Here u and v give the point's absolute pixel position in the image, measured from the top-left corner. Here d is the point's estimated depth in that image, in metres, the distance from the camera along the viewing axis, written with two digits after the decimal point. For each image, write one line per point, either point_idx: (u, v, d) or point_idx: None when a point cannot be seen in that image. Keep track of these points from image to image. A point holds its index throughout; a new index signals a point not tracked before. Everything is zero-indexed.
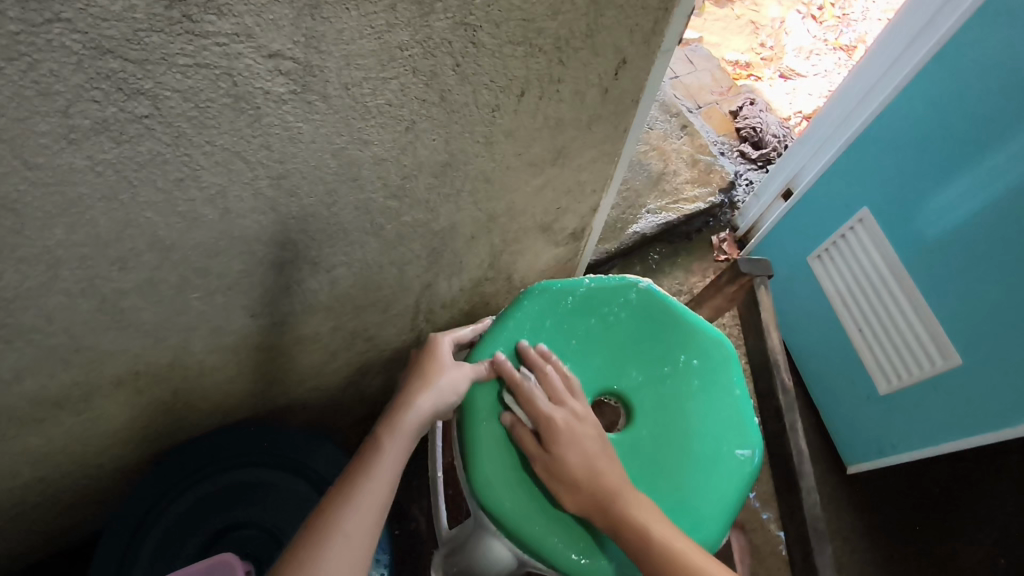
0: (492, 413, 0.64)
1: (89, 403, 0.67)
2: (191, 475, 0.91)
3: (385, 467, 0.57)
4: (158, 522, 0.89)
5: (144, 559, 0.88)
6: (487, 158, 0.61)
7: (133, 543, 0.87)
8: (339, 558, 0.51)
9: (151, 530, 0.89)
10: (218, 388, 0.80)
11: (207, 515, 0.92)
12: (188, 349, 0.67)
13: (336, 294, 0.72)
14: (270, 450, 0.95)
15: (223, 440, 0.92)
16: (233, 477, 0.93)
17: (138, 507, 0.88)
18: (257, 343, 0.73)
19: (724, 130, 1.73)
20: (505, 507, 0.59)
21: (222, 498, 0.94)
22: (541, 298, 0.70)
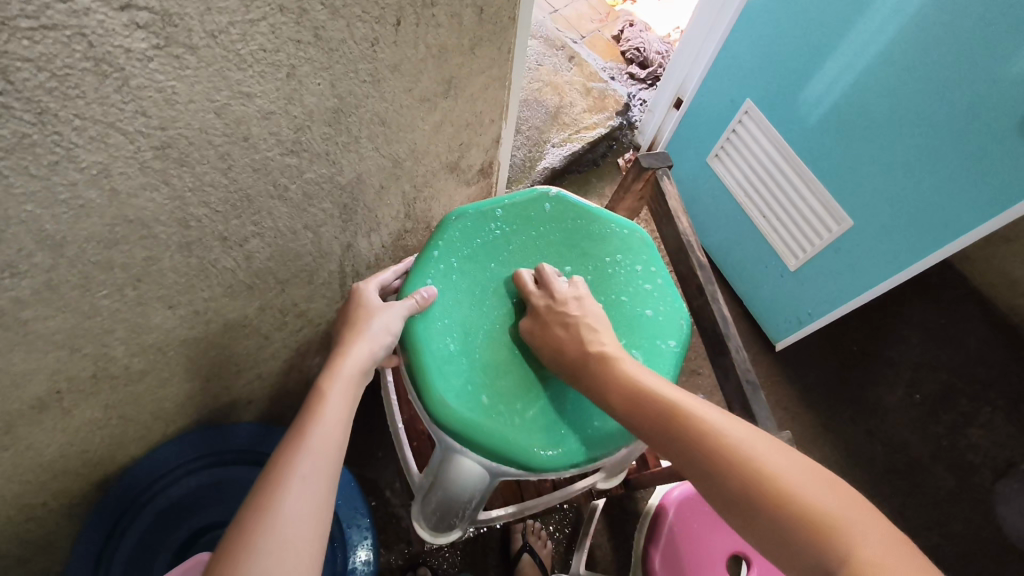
0: (431, 338, 0.65)
1: (13, 434, 0.63)
2: (139, 498, 0.87)
3: (331, 412, 0.58)
4: (118, 550, 0.87)
5: None
6: (379, 98, 0.61)
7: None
8: (298, 499, 0.51)
9: (113, 559, 0.87)
10: (154, 394, 0.77)
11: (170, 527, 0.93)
12: (111, 355, 0.64)
13: (255, 270, 0.70)
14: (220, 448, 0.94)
15: (167, 453, 0.87)
16: (191, 482, 0.93)
17: (91, 545, 0.84)
18: (186, 336, 0.71)
19: (611, 56, 1.76)
20: (462, 421, 0.61)
21: (180, 505, 0.93)
22: (460, 225, 0.71)
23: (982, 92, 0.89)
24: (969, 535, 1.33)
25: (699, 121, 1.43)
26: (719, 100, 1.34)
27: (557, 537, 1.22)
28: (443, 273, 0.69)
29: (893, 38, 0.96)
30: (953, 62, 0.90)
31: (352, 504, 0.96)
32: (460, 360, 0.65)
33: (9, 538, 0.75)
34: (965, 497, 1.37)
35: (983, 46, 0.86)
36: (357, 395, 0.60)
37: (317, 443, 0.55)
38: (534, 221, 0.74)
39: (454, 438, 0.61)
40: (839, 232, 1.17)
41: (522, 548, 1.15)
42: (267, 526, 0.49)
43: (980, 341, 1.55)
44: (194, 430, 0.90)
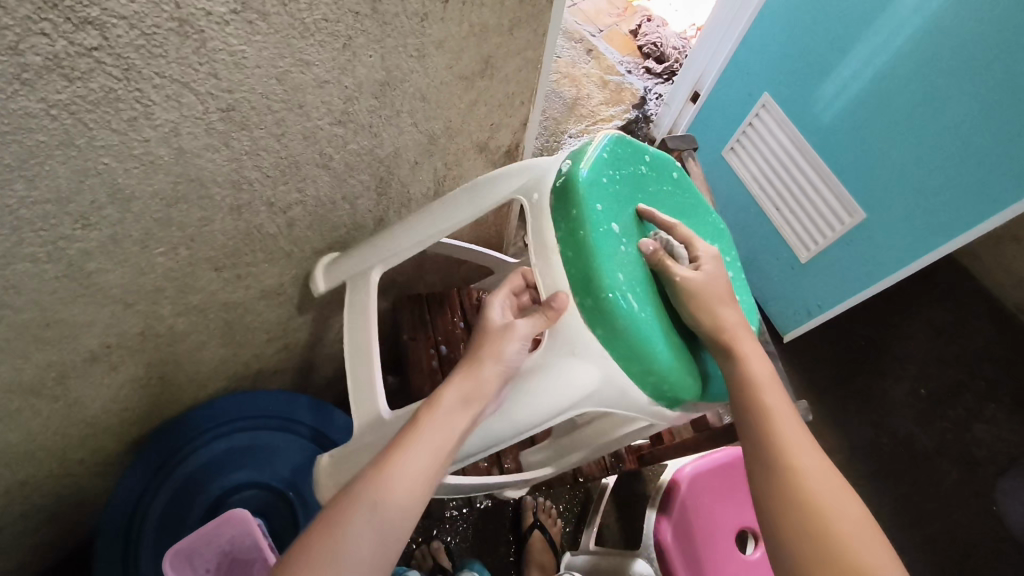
0: (604, 232, 0.61)
1: (66, 384, 0.66)
2: (160, 471, 0.86)
3: (424, 441, 0.55)
4: (146, 525, 0.84)
5: (147, 562, 0.83)
6: (421, 74, 0.64)
7: (129, 551, 0.83)
8: (362, 530, 0.50)
9: (142, 535, 0.84)
10: (193, 356, 0.80)
11: (193, 502, 0.88)
12: (159, 313, 0.67)
13: (295, 237, 0.73)
14: (237, 416, 0.91)
15: (184, 425, 0.87)
16: (211, 454, 0.90)
17: (119, 517, 0.83)
18: (226, 299, 0.74)
19: (628, 50, 1.78)
20: (628, 324, 0.58)
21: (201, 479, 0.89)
22: (623, 147, 0.68)
23: (996, 91, 0.91)
24: (971, 527, 1.36)
25: (714, 115, 1.45)
26: (737, 94, 1.36)
27: (567, 515, 1.26)
28: (611, 177, 0.65)
29: (914, 35, 0.98)
30: (966, 62, 0.93)
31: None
32: (624, 258, 0.62)
33: (50, 488, 0.78)
34: (967, 490, 1.40)
35: (997, 46, 0.89)
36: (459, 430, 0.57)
37: (436, 424, 0.56)
38: (669, 177, 0.73)
39: (612, 335, 0.59)
40: (850, 224, 1.19)
41: (533, 524, 1.18)
42: (332, 551, 0.48)
43: (986, 339, 1.58)
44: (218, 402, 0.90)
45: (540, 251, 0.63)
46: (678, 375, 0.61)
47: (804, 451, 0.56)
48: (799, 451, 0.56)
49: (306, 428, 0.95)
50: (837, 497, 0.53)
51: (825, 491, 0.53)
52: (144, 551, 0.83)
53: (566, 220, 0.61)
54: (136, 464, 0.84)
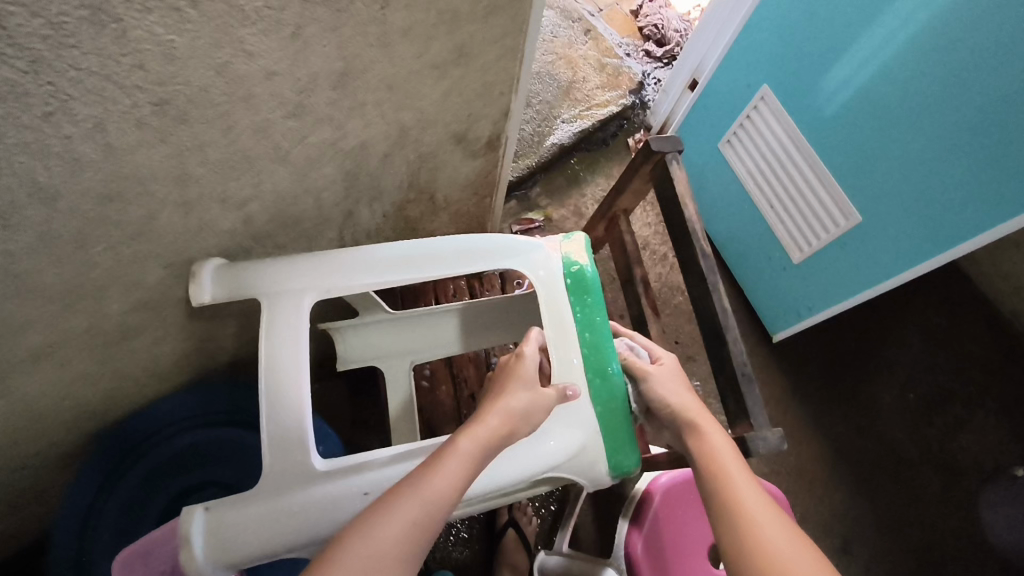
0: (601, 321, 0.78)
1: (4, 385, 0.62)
2: (116, 468, 0.83)
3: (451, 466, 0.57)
4: (102, 521, 0.82)
5: (102, 560, 0.81)
6: (385, 64, 0.59)
7: (83, 548, 0.81)
8: (382, 533, 0.51)
9: (98, 532, 0.82)
10: (149, 352, 0.77)
11: (152, 497, 0.86)
12: (105, 313, 0.63)
13: (253, 233, 0.69)
14: (200, 411, 0.89)
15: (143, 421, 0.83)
16: (173, 449, 0.87)
17: (73, 514, 0.80)
18: (180, 296, 0.70)
19: (628, 32, 1.71)
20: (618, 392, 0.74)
21: (161, 474, 0.87)
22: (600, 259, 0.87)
23: (1004, 93, 0.84)
24: (949, 536, 1.35)
25: (711, 106, 1.38)
26: (734, 85, 1.30)
27: (543, 514, 1.24)
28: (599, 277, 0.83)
29: (908, 33, 0.93)
30: (974, 61, 0.86)
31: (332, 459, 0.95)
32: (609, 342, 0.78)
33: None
34: (949, 500, 1.38)
35: (1008, 45, 0.81)
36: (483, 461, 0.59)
37: (468, 451, 0.59)
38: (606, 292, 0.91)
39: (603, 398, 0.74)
40: (847, 227, 1.14)
41: (507, 523, 1.17)
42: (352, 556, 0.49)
43: (981, 345, 1.54)
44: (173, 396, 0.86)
45: (557, 325, 0.77)
46: (633, 446, 0.74)
47: (746, 494, 0.56)
48: (743, 490, 0.57)
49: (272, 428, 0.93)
50: (776, 532, 0.52)
51: (768, 525, 0.53)
52: (95, 558, 0.81)
53: (579, 305, 0.78)
54: (89, 463, 0.80)
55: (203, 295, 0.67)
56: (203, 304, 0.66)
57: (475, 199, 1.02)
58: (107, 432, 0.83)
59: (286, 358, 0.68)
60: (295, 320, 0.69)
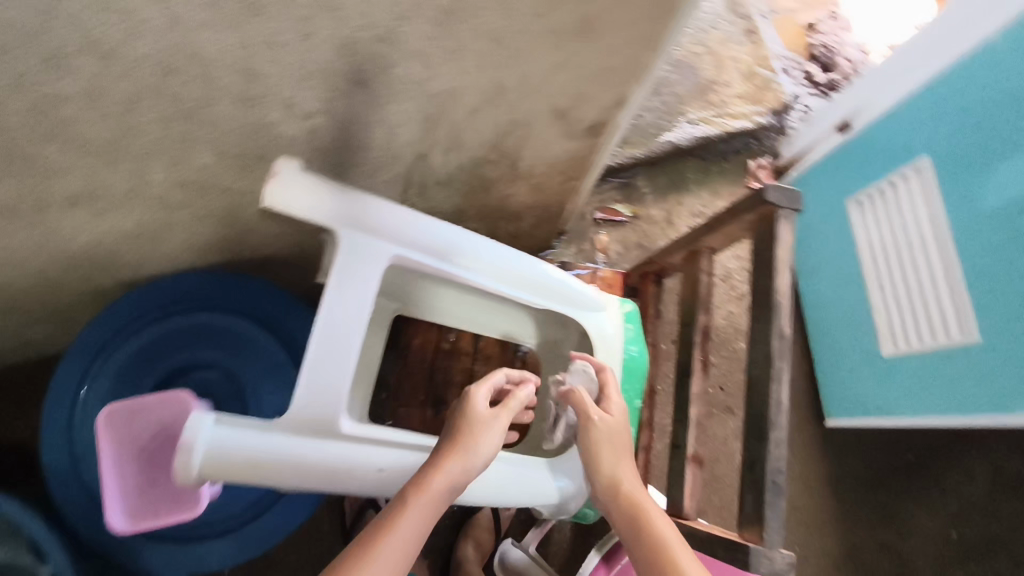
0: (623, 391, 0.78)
1: (42, 215, 0.63)
2: (151, 313, 0.87)
3: (405, 529, 0.55)
4: (119, 350, 0.87)
5: (104, 383, 0.86)
6: (498, 14, 0.52)
7: (94, 365, 0.86)
8: None
9: (111, 357, 0.86)
10: (190, 226, 0.76)
11: (169, 351, 0.89)
12: (149, 179, 0.62)
13: (315, 149, 0.65)
14: (241, 299, 0.90)
15: (192, 282, 0.87)
16: (204, 319, 0.90)
17: (100, 333, 0.85)
18: (229, 185, 0.68)
19: (795, 44, 1.50)
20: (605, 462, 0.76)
21: (186, 337, 0.90)
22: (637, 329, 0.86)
23: None
24: None
25: (852, 157, 1.21)
26: (887, 144, 1.11)
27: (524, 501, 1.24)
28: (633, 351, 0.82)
29: None
30: None
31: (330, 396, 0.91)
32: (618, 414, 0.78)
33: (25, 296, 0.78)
34: None
35: None
36: (432, 521, 0.57)
37: (419, 504, 0.56)
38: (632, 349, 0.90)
39: None
40: (958, 344, 0.99)
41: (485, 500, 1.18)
42: None
43: None
44: (223, 275, 0.88)
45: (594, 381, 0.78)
46: None
47: None
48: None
49: (295, 344, 0.92)
50: None
51: None
52: (89, 409, 0.85)
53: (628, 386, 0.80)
54: (135, 292, 0.86)
55: (277, 200, 0.56)
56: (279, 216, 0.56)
57: (560, 176, 0.94)
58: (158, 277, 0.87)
59: (347, 302, 0.61)
60: (365, 272, 0.62)
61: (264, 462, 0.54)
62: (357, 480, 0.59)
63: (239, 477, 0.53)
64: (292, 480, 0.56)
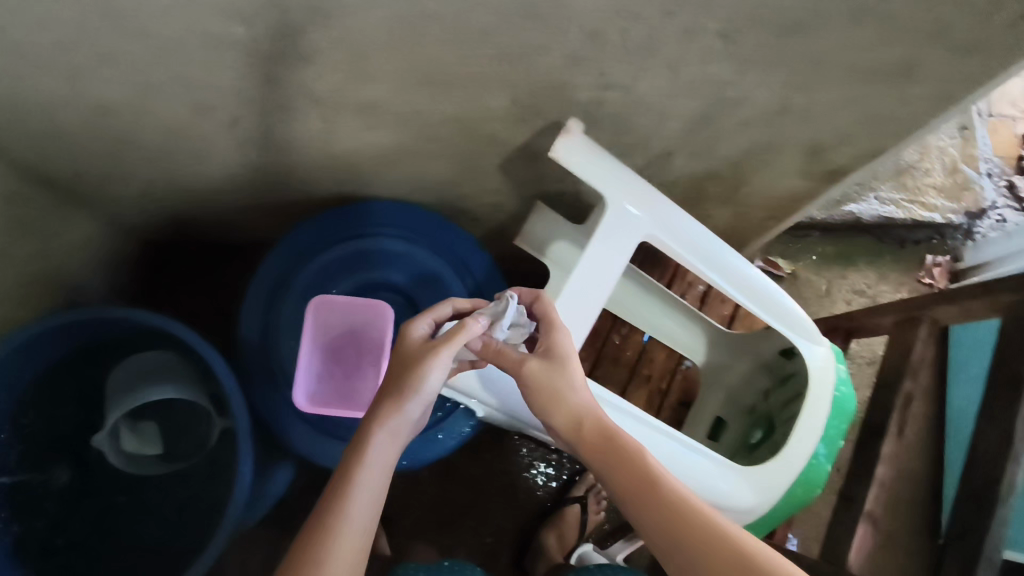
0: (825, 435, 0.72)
1: (338, 114, 0.71)
2: (361, 230, 0.94)
3: (366, 485, 0.58)
4: (325, 255, 0.94)
5: (305, 281, 0.94)
6: (836, 37, 0.54)
7: (301, 262, 0.94)
8: (345, 549, 0.54)
9: (317, 259, 0.94)
10: (434, 161, 0.82)
11: (364, 269, 0.96)
12: (441, 108, 0.68)
13: (589, 120, 0.69)
14: (440, 240, 0.95)
15: (405, 213, 0.93)
16: (403, 249, 0.96)
17: (314, 236, 0.93)
18: (493, 134, 0.74)
19: (1006, 152, 1.42)
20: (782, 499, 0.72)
21: (382, 260, 0.97)
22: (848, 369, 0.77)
23: None
24: None
25: None
26: None
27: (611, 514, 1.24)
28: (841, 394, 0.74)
29: None
30: None
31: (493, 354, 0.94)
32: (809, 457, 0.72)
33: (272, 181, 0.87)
34: None
35: None
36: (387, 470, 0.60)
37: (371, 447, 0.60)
38: None
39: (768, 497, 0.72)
40: None
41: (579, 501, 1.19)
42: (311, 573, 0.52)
43: None
44: (432, 215, 0.94)
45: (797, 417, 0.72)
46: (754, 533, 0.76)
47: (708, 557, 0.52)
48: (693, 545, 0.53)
49: (475, 295, 0.96)
50: None
51: None
52: (291, 298, 0.94)
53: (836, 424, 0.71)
54: (353, 208, 0.93)
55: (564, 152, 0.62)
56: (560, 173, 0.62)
57: (767, 209, 0.94)
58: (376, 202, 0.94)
59: None
60: None
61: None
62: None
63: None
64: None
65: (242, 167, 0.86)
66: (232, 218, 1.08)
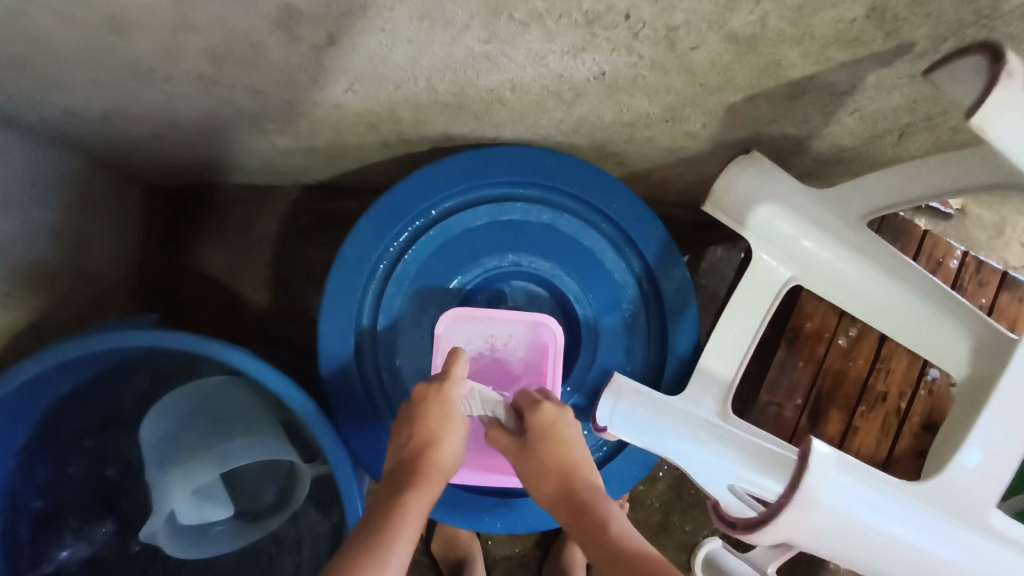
0: None
1: (525, 30, 0.41)
2: (481, 187, 0.66)
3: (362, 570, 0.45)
4: (432, 226, 0.66)
5: (406, 267, 0.66)
6: None
7: (400, 241, 0.66)
8: None
9: (420, 233, 0.66)
10: (629, 99, 0.54)
11: (487, 246, 0.68)
12: (721, 18, 0.39)
13: (964, 39, 0.41)
14: (593, 199, 0.66)
15: (549, 163, 0.65)
16: (540, 213, 0.67)
17: (418, 200, 0.65)
18: (767, 63, 0.45)
19: None
20: None
21: (509, 230, 0.68)
22: None
23: None
24: None
25: None
26: None
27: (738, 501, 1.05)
28: None
29: None
30: None
31: (677, 359, 0.68)
32: None
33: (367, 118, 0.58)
34: None
35: None
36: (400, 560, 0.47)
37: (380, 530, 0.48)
38: None
39: None
40: None
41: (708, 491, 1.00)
42: None
43: None
44: (585, 163, 0.65)
45: None
46: None
47: None
48: None
49: (645, 276, 0.69)
50: None
51: None
52: (389, 291, 0.66)
53: None
54: (470, 155, 0.64)
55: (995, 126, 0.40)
56: (1001, 148, 0.40)
57: None
58: (503, 148, 0.65)
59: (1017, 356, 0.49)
60: None
61: (885, 529, 0.45)
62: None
63: (848, 553, 0.45)
64: (902, 571, 0.45)
65: (318, 105, 0.56)
66: (275, 161, 0.77)
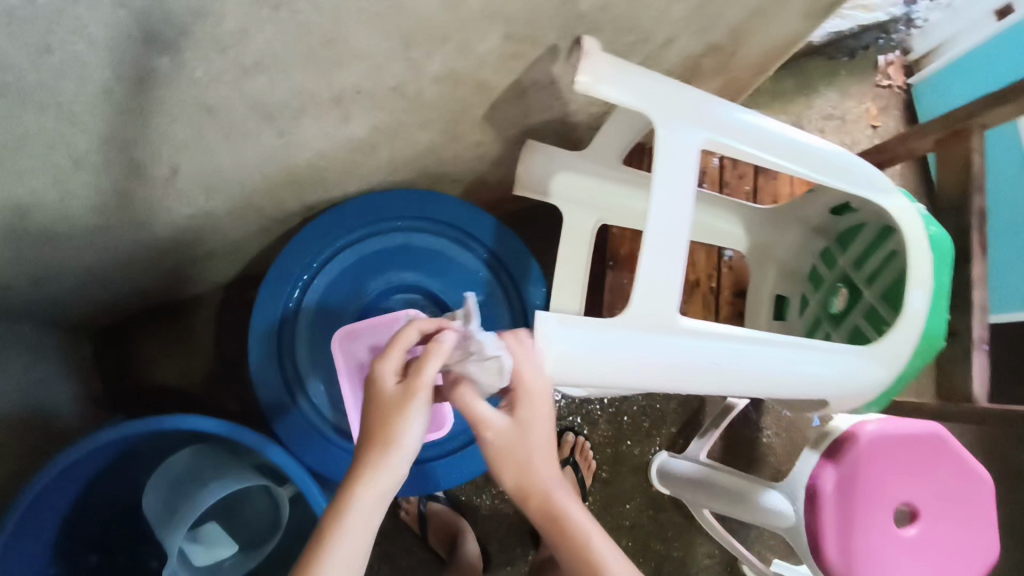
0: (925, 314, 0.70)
1: (298, 121, 0.59)
2: (346, 234, 0.84)
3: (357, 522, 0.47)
4: (319, 277, 0.84)
5: (308, 313, 0.84)
6: None
7: (297, 295, 0.83)
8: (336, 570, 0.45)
9: (312, 284, 0.84)
10: (412, 135, 0.72)
11: (366, 276, 0.86)
12: (419, 71, 0.58)
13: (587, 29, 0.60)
14: (433, 215, 0.85)
15: (390, 199, 0.84)
16: (397, 239, 0.86)
17: (300, 260, 0.82)
18: (481, 83, 0.64)
19: None
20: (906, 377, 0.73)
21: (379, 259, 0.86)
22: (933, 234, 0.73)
23: None
24: None
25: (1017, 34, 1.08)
26: None
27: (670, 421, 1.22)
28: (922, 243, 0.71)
29: None
30: None
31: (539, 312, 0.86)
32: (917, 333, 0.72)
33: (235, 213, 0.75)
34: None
35: None
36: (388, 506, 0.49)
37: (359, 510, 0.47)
38: None
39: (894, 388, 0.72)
40: None
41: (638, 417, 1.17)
42: None
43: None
44: (414, 190, 0.84)
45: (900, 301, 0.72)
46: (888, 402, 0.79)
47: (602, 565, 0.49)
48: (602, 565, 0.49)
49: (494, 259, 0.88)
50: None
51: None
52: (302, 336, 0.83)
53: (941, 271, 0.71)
54: (328, 213, 0.82)
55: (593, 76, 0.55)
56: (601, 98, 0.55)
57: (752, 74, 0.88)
58: (352, 200, 0.83)
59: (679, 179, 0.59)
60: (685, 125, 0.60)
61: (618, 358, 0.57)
62: (695, 377, 0.60)
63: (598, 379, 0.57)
64: (654, 376, 0.58)
65: (194, 216, 0.73)
66: (188, 273, 0.94)
